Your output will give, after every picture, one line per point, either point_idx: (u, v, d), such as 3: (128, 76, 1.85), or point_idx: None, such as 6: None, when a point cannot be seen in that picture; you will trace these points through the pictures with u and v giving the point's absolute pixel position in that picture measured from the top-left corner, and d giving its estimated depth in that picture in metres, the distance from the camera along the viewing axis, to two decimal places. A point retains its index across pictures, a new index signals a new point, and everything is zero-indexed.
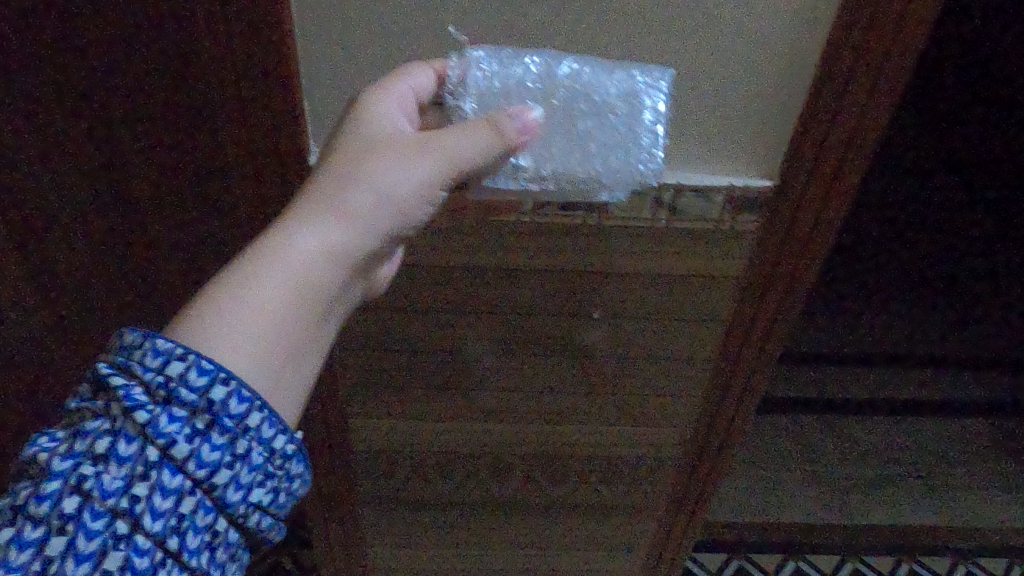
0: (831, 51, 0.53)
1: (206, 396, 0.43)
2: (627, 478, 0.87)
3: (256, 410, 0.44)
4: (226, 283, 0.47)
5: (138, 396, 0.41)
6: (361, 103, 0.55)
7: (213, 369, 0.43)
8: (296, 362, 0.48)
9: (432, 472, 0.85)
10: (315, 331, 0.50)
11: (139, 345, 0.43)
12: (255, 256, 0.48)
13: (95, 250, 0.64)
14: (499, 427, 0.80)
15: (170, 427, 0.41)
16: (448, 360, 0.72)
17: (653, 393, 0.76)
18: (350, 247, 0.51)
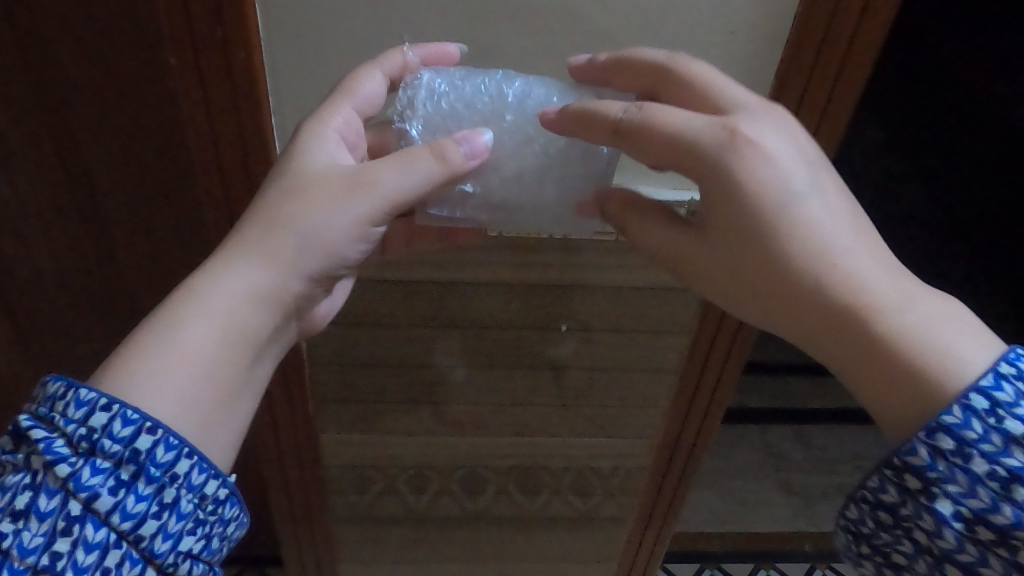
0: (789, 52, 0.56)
1: (131, 446, 0.42)
2: (591, 485, 0.93)
3: (184, 458, 0.44)
4: (148, 334, 0.45)
5: (60, 448, 0.41)
6: (303, 133, 0.53)
7: (139, 419, 0.42)
8: (227, 408, 0.47)
9: (412, 482, 0.92)
10: (248, 375, 0.49)
11: (62, 396, 0.42)
12: (178, 306, 0.47)
13: (81, 259, 0.67)
14: (476, 438, 0.87)
15: (93, 480, 0.41)
16: (427, 375, 0.80)
17: (617, 400, 0.83)
18: (278, 292, 0.50)
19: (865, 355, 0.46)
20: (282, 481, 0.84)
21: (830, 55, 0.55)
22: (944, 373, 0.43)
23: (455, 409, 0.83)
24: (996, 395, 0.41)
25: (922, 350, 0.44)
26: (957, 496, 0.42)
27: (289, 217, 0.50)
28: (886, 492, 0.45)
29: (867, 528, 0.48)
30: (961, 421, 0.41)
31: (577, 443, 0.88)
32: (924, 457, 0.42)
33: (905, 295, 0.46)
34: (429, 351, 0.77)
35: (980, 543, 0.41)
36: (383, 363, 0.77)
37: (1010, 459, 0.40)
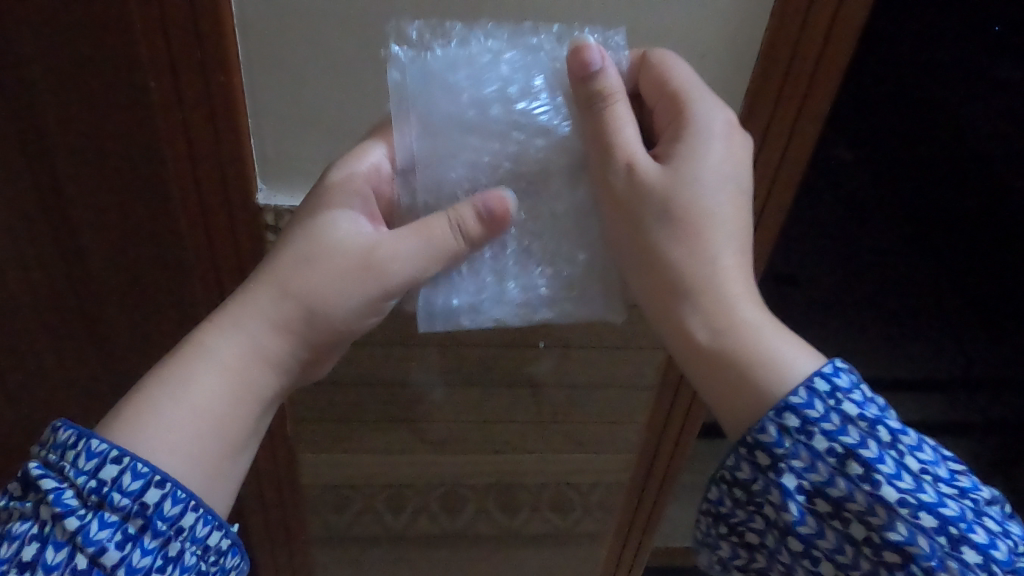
0: (764, 72, 0.57)
1: (140, 500, 0.41)
2: (570, 502, 0.94)
3: (190, 511, 0.43)
4: (161, 381, 0.45)
5: (69, 500, 0.40)
6: (331, 182, 0.52)
7: (149, 472, 0.42)
8: (232, 460, 0.46)
9: (393, 501, 0.92)
10: (253, 427, 0.48)
11: (73, 445, 0.41)
12: (185, 356, 0.47)
13: (53, 295, 0.66)
14: (456, 456, 0.87)
15: (101, 534, 0.40)
16: (408, 394, 0.80)
17: (596, 417, 0.83)
18: (283, 355, 0.49)
19: (697, 333, 0.48)
20: (261, 503, 0.83)
21: (799, 75, 0.57)
22: (776, 367, 0.45)
23: (435, 427, 0.84)
24: (836, 381, 0.43)
25: (762, 343, 0.46)
26: (801, 470, 0.43)
27: (296, 286, 0.49)
28: (740, 470, 0.45)
29: (724, 509, 0.47)
30: (805, 400, 0.43)
31: (555, 460, 0.89)
32: (773, 434, 0.43)
33: (747, 298, 0.49)
34: (407, 371, 0.77)
35: (819, 516, 0.43)
36: (362, 382, 0.77)
37: (846, 437, 0.42)
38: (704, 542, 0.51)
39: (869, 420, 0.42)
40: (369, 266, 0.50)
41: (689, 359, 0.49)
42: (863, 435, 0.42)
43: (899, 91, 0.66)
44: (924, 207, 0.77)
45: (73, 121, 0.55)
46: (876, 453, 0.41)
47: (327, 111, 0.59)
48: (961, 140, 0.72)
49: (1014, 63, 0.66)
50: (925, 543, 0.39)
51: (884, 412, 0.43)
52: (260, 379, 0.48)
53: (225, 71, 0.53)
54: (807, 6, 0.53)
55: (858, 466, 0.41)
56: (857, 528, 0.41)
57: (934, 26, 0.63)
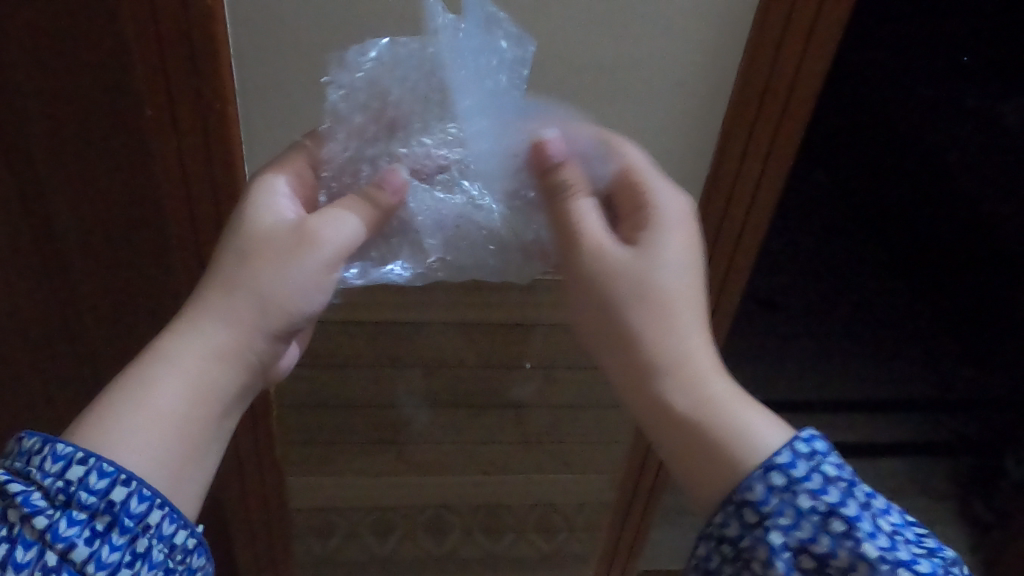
0: (741, 96, 0.59)
1: (107, 497, 0.40)
2: (554, 524, 0.95)
3: (157, 509, 0.42)
4: (125, 385, 0.44)
5: (37, 500, 0.39)
6: (244, 201, 0.51)
7: (115, 470, 0.41)
8: (199, 457, 0.45)
9: (377, 526, 0.92)
10: (221, 428, 0.47)
11: (39, 450, 0.41)
12: (151, 363, 0.45)
13: (39, 319, 0.66)
14: (440, 480, 0.88)
15: (69, 531, 0.39)
16: (393, 417, 0.81)
17: (580, 438, 0.85)
18: (242, 353, 0.48)
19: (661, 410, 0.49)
20: (247, 530, 0.83)
21: (774, 98, 0.58)
22: (737, 439, 0.46)
23: (420, 450, 0.84)
24: (815, 444, 0.44)
25: (727, 419, 0.47)
26: (786, 527, 0.42)
27: (244, 280, 0.48)
28: (728, 527, 0.44)
29: (713, 565, 0.46)
30: (789, 461, 0.43)
31: (540, 481, 0.89)
32: (760, 491, 0.43)
33: (714, 373, 0.49)
34: (392, 393, 0.78)
35: (805, 571, 0.42)
36: (349, 404, 0.78)
37: (828, 495, 0.42)
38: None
39: (847, 481, 0.43)
40: (311, 237, 0.50)
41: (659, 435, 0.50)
42: (843, 495, 0.43)
43: (870, 118, 0.69)
44: (895, 231, 0.79)
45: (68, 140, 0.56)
46: (856, 511, 0.42)
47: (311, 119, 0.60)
48: (930, 166, 0.75)
49: (980, 88, 0.69)
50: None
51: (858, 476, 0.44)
52: (224, 380, 0.47)
53: (222, 100, 0.55)
54: (780, 37, 0.56)
55: (841, 523, 0.41)
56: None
57: (904, 55, 0.65)
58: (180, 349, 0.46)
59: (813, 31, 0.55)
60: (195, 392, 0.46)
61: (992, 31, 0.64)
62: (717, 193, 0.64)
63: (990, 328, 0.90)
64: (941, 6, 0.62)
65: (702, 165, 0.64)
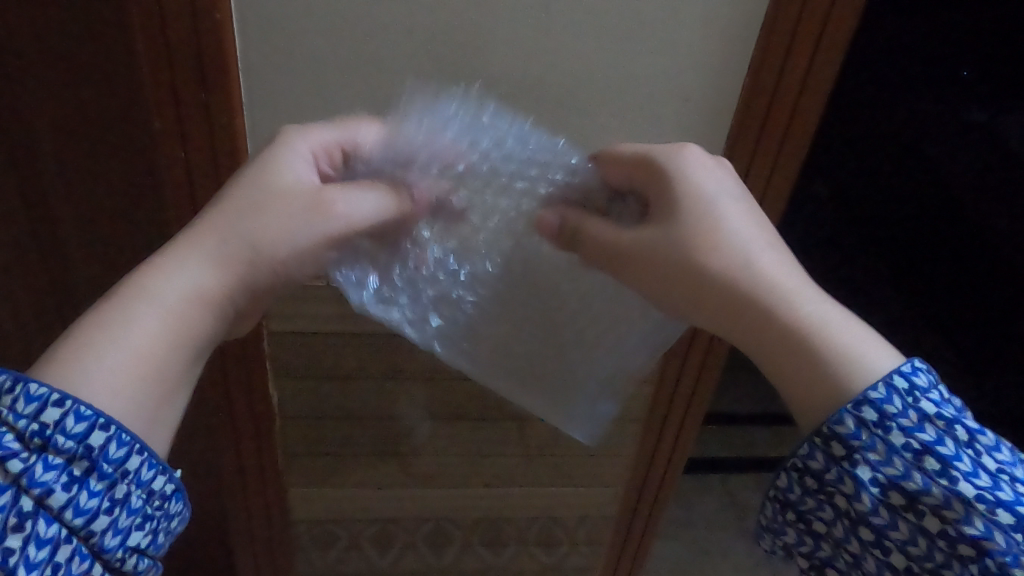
0: (742, 116, 0.60)
1: (86, 442, 0.40)
2: (557, 537, 0.95)
3: (135, 455, 0.42)
4: (108, 319, 0.43)
5: (11, 442, 0.38)
6: (267, 151, 0.52)
7: (92, 414, 0.40)
8: (168, 399, 0.44)
9: (380, 538, 0.92)
10: (192, 374, 0.46)
11: (9, 389, 0.39)
12: (134, 296, 0.44)
13: (48, 315, 0.67)
14: (442, 492, 0.88)
15: (46, 476, 0.38)
16: (395, 430, 0.81)
17: (581, 451, 0.85)
18: (221, 295, 0.47)
19: (765, 325, 0.48)
20: (248, 540, 0.83)
21: (775, 123, 0.59)
22: (848, 361, 0.45)
23: (422, 462, 0.84)
24: (914, 380, 0.44)
25: (830, 334, 0.47)
26: (876, 463, 0.43)
27: (239, 224, 0.49)
28: (813, 459, 0.45)
29: (794, 496, 0.48)
30: (883, 396, 0.43)
31: (543, 493, 0.89)
32: (850, 426, 0.44)
33: (818, 296, 0.49)
34: (394, 404, 0.78)
35: (892, 508, 0.43)
36: (352, 416, 0.78)
37: (924, 433, 0.42)
38: (767, 526, 0.51)
39: (946, 420, 0.43)
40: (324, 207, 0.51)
41: (761, 352, 0.49)
42: (941, 433, 0.42)
43: (865, 132, 0.70)
44: (894, 244, 0.80)
45: (76, 142, 0.58)
46: (953, 451, 0.42)
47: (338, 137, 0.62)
48: (931, 182, 0.75)
49: (978, 103, 0.69)
50: (1003, 538, 0.40)
51: (961, 413, 0.44)
52: (201, 326, 0.46)
53: (230, 114, 0.55)
54: (786, 46, 0.56)
55: (936, 463, 0.42)
56: (932, 521, 0.42)
57: (899, 70, 0.66)
58: (165, 286, 0.45)
59: (819, 42, 0.55)
60: (172, 333, 0.45)
61: (989, 48, 0.65)
62: None
63: None
64: (931, 22, 0.63)
65: None
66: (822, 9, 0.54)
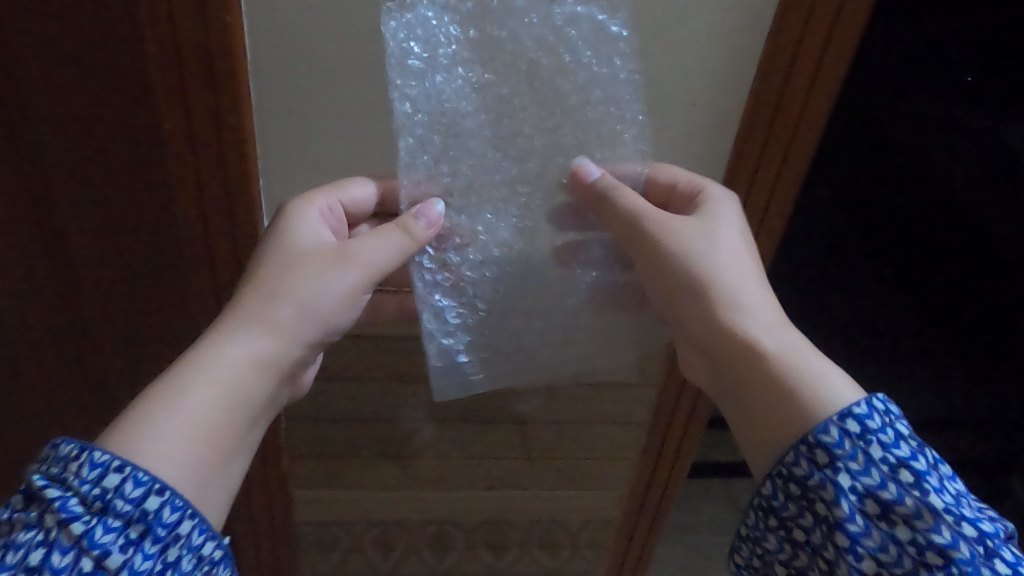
0: (749, 118, 0.60)
1: (141, 506, 0.40)
2: (559, 541, 0.95)
3: (187, 519, 0.42)
4: (163, 392, 0.45)
5: (74, 506, 0.39)
6: (288, 218, 0.54)
7: (150, 479, 0.41)
8: (227, 463, 0.45)
9: (382, 541, 0.92)
10: (248, 438, 0.48)
11: (76, 457, 0.41)
12: (186, 369, 0.46)
13: (55, 318, 0.67)
14: (444, 495, 0.88)
15: (105, 538, 0.39)
16: (399, 433, 0.81)
17: (584, 455, 0.85)
18: (274, 360, 0.49)
19: (737, 353, 0.51)
20: (252, 545, 0.83)
21: (782, 125, 0.59)
22: (804, 387, 0.47)
23: (425, 465, 0.84)
24: (891, 406, 0.45)
25: (793, 364, 0.49)
26: (855, 472, 0.43)
27: (287, 290, 0.51)
28: (797, 466, 0.45)
29: (777, 503, 0.47)
30: (866, 412, 0.44)
31: (545, 498, 0.89)
32: (834, 436, 0.44)
33: (782, 326, 0.52)
34: (399, 407, 0.78)
35: (867, 517, 0.42)
36: (356, 419, 0.78)
37: (899, 449, 0.43)
38: (746, 535, 0.50)
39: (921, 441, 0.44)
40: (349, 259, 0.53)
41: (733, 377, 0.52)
42: (913, 450, 0.44)
43: (872, 140, 0.69)
44: (900, 252, 0.79)
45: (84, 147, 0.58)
46: (925, 466, 0.43)
47: (346, 154, 0.62)
48: (936, 189, 0.75)
49: (983, 108, 0.69)
50: (967, 548, 0.40)
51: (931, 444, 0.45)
52: (255, 389, 0.48)
53: (239, 119, 0.55)
54: (791, 58, 0.56)
55: (910, 474, 0.42)
56: (902, 530, 0.41)
57: (906, 78, 0.66)
58: (214, 356, 0.47)
59: (823, 55, 0.55)
60: (223, 398, 0.46)
61: (995, 54, 0.65)
62: None
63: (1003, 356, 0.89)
64: (938, 30, 0.64)
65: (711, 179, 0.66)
66: (828, 18, 0.54)
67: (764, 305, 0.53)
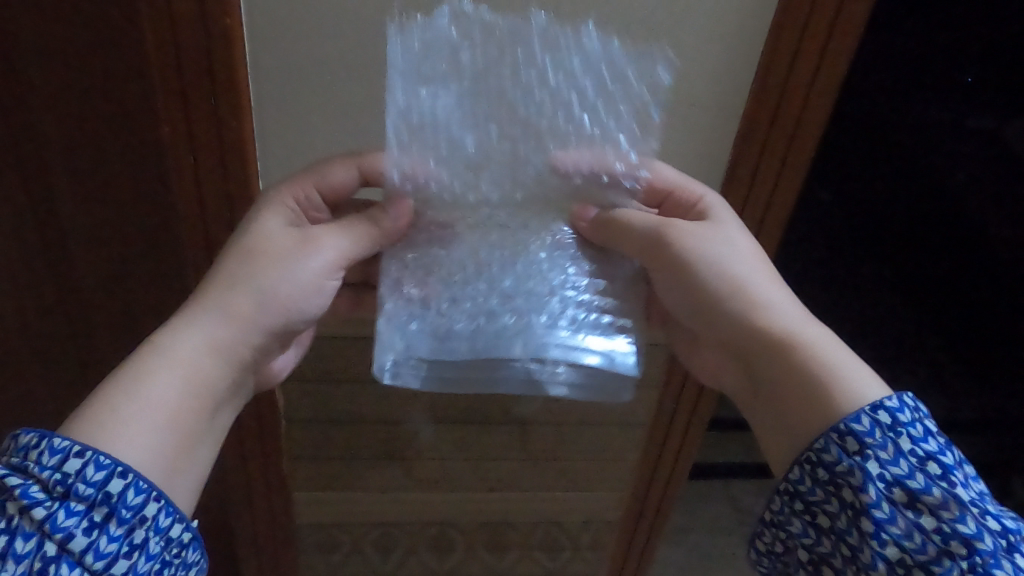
0: (750, 119, 0.60)
1: (104, 489, 0.40)
2: (560, 542, 0.94)
3: (152, 501, 0.42)
4: (127, 373, 0.45)
5: (36, 492, 0.39)
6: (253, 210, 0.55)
7: (112, 463, 0.41)
8: (191, 445, 0.45)
9: (383, 542, 0.92)
10: (211, 423, 0.48)
11: (35, 445, 0.40)
12: (149, 351, 0.46)
13: (57, 312, 0.68)
14: (445, 496, 0.88)
15: (68, 522, 0.39)
16: (399, 435, 0.81)
17: (585, 457, 0.85)
18: (234, 348, 0.50)
19: (769, 349, 0.51)
20: (253, 544, 0.83)
21: (783, 124, 0.59)
22: (841, 386, 0.46)
23: (425, 466, 0.84)
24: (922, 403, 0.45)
25: (828, 355, 0.48)
26: (884, 461, 0.43)
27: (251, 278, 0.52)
28: (827, 452, 0.45)
29: (803, 487, 0.47)
30: (898, 405, 0.44)
31: (546, 498, 0.89)
32: (865, 425, 0.44)
33: (807, 321, 0.52)
34: (399, 409, 0.78)
35: (894, 504, 0.42)
36: (356, 421, 0.78)
37: (928, 444, 0.43)
38: (771, 520, 0.50)
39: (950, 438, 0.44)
40: (314, 245, 0.55)
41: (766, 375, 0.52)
42: (942, 446, 0.44)
43: (871, 140, 0.69)
44: (902, 252, 0.79)
45: (85, 142, 0.58)
46: (953, 462, 0.43)
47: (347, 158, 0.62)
48: (936, 189, 0.74)
49: (982, 108, 0.69)
50: (991, 540, 0.40)
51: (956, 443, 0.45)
52: (217, 374, 0.48)
53: (238, 121, 0.55)
54: (792, 57, 0.56)
55: (938, 467, 0.42)
56: (928, 519, 0.41)
57: (906, 78, 0.66)
58: (174, 340, 0.48)
59: (825, 47, 0.55)
60: (186, 382, 0.46)
61: (993, 53, 0.65)
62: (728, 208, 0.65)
63: (1008, 360, 0.88)
64: (936, 30, 0.64)
65: (714, 181, 0.65)
66: (829, 16, 0.54)
67: (775, 300, 0.54)
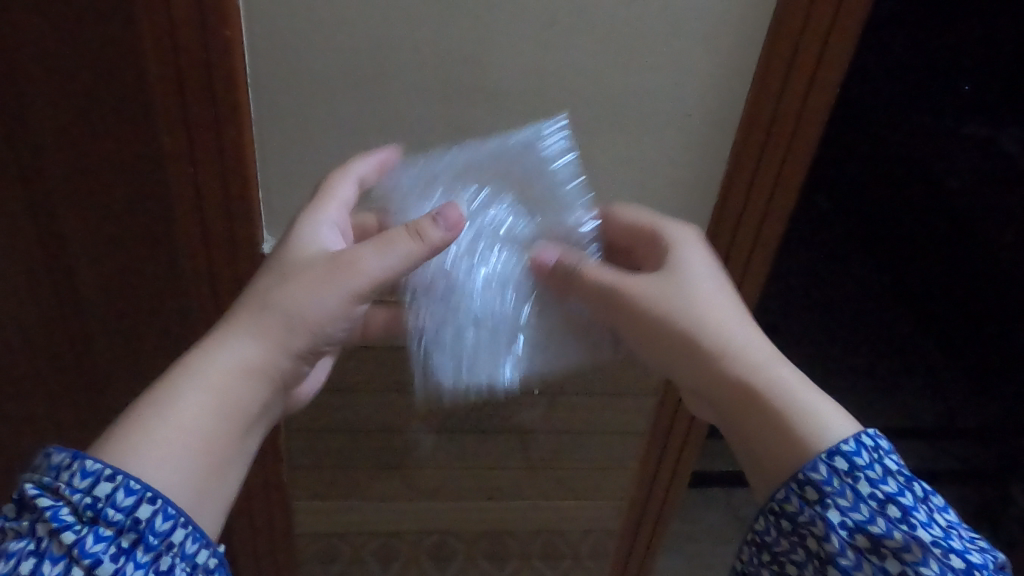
0: (747, 128, 0.61)
1: (132, 515, 0.38)
2: (560, 552, 0.94)
3: (180, 528, 0.40)
4: (150, 401, 0.42)
5: (66, 516, 0.37)
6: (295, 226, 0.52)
7: (141, 488, 0.39)
8: (221, 470, 0.43)
9: (383, 553, 0.91)
10: (241, 448, 0.45)
11: (67, 465, 0.38)
12: (173, 374, 0.44)
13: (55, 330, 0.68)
14: (445, 505, 0.87)
15: (96, 547, 0.37)
16: (400, 445, 0.81)
17: (585, 464, 0.84)
18: (269, 369, 0.47)
19: (739, 384, 0.48)
20: (253, 554, 0.83)
21: (778, 136, 0.60)
22: (805, 417, 0.45)
23: (425, 475, 0.84)
24: (879, 442, 0.43)
25: (789, 399, 0.46)
26: (844, 508, 0.41)
27: (281, 298, 0.48)
28: (789, 502, 0.43)
29: (769, 538, 0.44)
30: (854, 448, 0.42)
31: (547, 507, 0.89)
32: (823, 472, 0.42)
33: (779, 360, 0.49)
34: (398, 419, 0.78)
35: (857, 551, 0.40)
36: (355, 431, 0.78)
37: (886, 485, 0.42)
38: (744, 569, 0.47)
39: (906, 475, 0.42)
40: (348, 270, 0.49)
41: (727, 406, 0.49)
42: (901, 486, 0.42)
43: (869, 147, 0.70)
44: (900, 260, 0.79)
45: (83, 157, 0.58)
46: (911, 501, 0.41)
47: None
48: (934, 197, 0.75)
49: (979, 117, 0.69)
50: None
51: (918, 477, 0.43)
52: (246, 397, 0.45)
53: (239, 129, 0.56)
54: (788, 66, 0.57)
55: (897, 509, 0.40)
56: (892, 564, 0.39)
57: (901, 85, 0.66)
58: (204, 361, 0.45)
59: (822, 56, 0.56)
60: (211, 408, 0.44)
61: (990, 62, 0.65)
62: (725, 217, 0.65)
63: None
64: (931, 40, 0.64)
65: (711, 190, 0.66)
66: (825, 22, 0.55)
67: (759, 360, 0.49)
